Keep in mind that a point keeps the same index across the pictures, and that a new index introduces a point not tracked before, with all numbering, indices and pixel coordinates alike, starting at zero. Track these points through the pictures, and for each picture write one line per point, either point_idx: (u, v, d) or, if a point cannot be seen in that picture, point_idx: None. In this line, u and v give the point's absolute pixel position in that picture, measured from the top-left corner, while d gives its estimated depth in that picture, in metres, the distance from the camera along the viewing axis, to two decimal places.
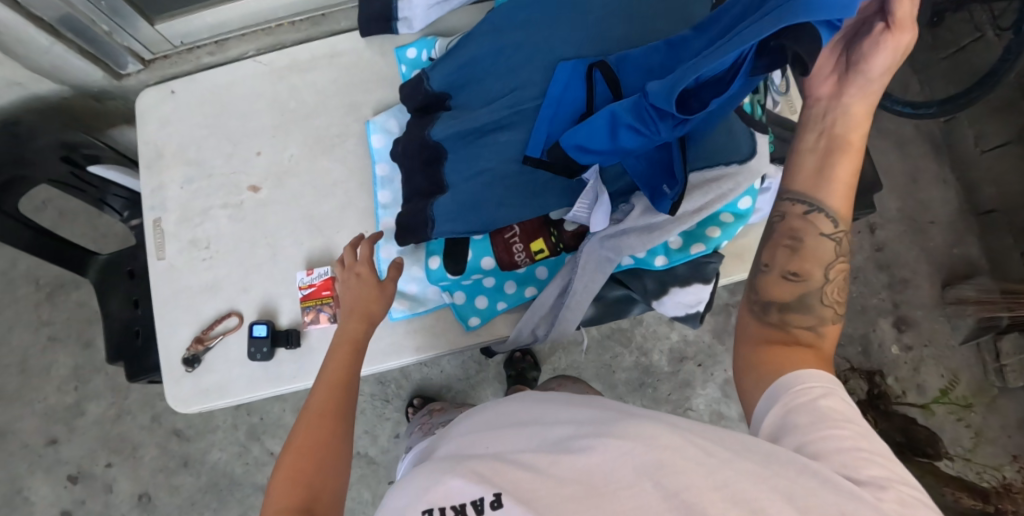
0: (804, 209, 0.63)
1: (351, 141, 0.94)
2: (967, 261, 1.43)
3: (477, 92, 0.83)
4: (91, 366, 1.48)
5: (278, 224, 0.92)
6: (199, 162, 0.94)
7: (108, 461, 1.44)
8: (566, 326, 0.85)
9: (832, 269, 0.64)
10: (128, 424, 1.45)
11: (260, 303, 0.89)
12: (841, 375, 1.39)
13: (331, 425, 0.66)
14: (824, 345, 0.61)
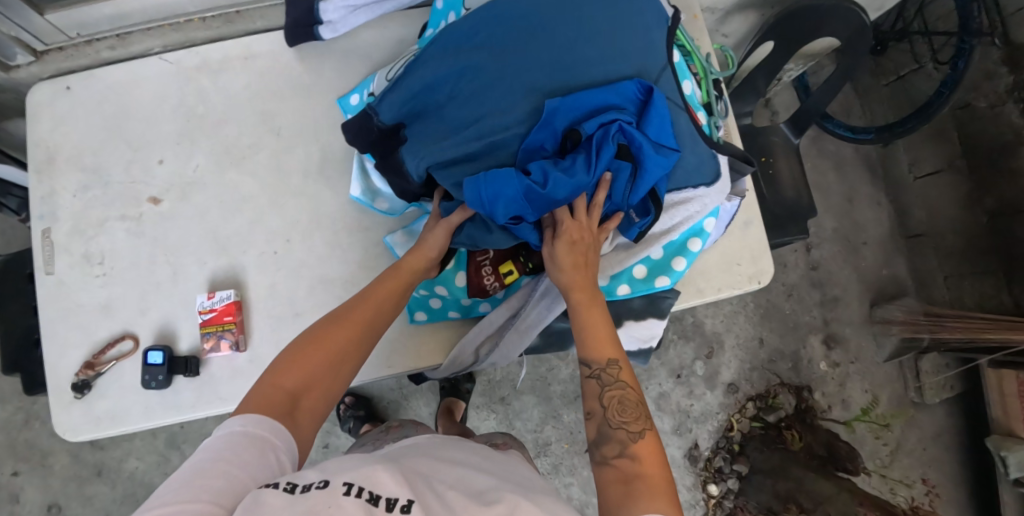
0: (586, 373, 0.68)
1: (264, 153, 0.87)
2: (897, 282, 1.48)
3: (438, 117, 0.75)
4: None
5: (181, 241, 0.84)
6: (95, 168, 0.86)
7: (13, 470, 1.36)
8: (507, 352, 0.84)
9: (607, 397, 0.67)
10: (37, 431, 1.37)
11: (157, 326, 0.82)
12: (772, 390, 1.41)
13: (351, 340, 0.66)
14: (645, 472, 0.62)
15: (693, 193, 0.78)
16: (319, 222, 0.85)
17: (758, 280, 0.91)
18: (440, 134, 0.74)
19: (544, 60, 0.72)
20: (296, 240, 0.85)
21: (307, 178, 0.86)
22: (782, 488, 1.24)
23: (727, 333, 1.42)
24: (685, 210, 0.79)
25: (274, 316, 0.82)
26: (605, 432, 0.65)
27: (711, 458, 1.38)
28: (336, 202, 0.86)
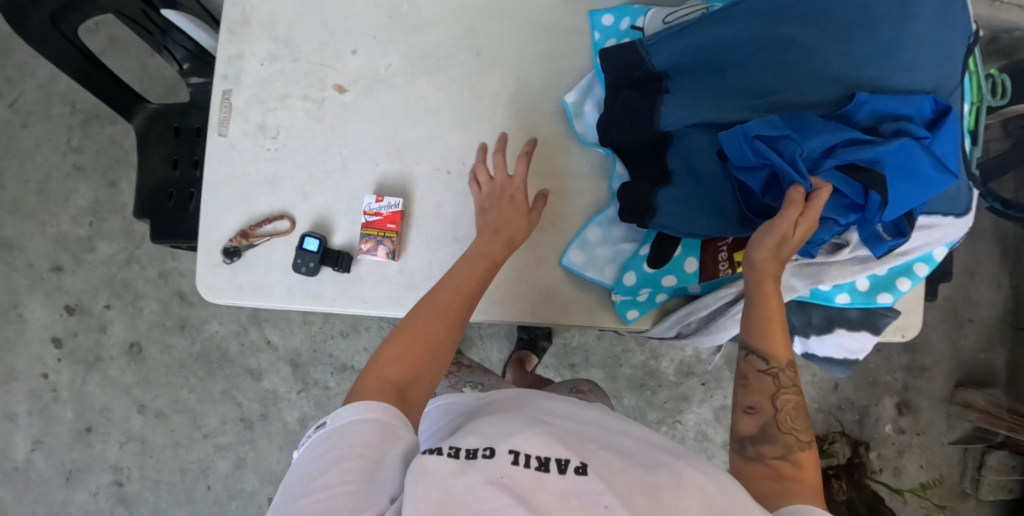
0: (763, 366, 0.62)
1: (458, 69, 0.79)
2: (987, 368, 1.42)
3: (717, 81, 0.67)
4: (110, 205, 1.46)
5: (355, 135, 0.79)
6: (287, 42, 0.81)
7: (107, 303, 1.45)
8: (722, 336, 0.76)
9: (781, 398, 0.62)
10: (135, 273, 1.45)
11: (316, 213, 0.78)
12: (829, 435, 1.37)
13: (444, 331, 0.62)
14: (803, 475, 0.57)
15: (938, 221, 0.70)
16: (499, 153, 0.78)
17: (903, 335, 0.79)
18: (718, 100, 0.66)
19: (864, 51, 0.62)
20: (473, 165, 0.78)
21: (497, 106, 0.78)
22: None
23: (804, 367, 1.39)
24: (923, 236, 0.71)
25: (430, 233, 0.77)
26: (770, 432, 0.60)
27: None
28: (519, 137, 0.78)
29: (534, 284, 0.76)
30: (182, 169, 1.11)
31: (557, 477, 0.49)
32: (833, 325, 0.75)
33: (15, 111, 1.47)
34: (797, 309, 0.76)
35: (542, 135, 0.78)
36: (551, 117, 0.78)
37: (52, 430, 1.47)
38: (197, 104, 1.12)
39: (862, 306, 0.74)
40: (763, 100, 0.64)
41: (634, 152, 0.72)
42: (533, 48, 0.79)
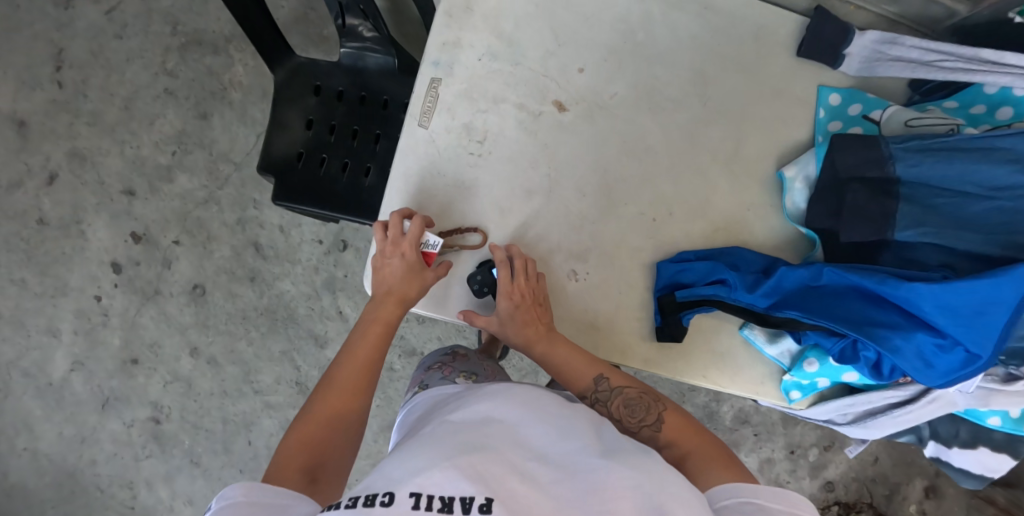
0: (591, 400, 0.71)
1: (682, 114, 0.78)
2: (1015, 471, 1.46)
3: (956, 205, 0.68)
4: (196, 139, 1.39)
5: (567, 158, 0.76)
6: (509, 41, 0.76)
7: (176, 239, 1.40)
8: (878, 430, 0.79)
9: (615, 408, 0.70)
10: (211, 213, 1.39)
11: (510, 232, 0.75)
12: (858, 504, 1.44)
13: (355, 400, 0.66)
14: (682, 451, 0.65)
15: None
16: (704, 210, 0.78)
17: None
18: (952, 221, 0.67)
19: None
20: (678, 216, 0.77)
21: (714, 163, 0.78)
22: None
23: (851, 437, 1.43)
24: None
25: (622, 277, 0.76)
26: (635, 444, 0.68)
27: None
28: (728, 198, 0.78)
29: (710, 346, 0.78)
30: (316, 131, 1.03)
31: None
32: (976, 440, 0.79)
33: (111, 19, 1.42)
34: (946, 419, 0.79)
35: (750, 202, 0.78)
36: (758, 184, 0.79)
37: (95, 354, 1.42)
38: (342, 67, 1.05)
39: (1008, 431, 0.77)
40: (1004, 239, 0.66)
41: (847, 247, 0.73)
42: (755, 107, 0.80)
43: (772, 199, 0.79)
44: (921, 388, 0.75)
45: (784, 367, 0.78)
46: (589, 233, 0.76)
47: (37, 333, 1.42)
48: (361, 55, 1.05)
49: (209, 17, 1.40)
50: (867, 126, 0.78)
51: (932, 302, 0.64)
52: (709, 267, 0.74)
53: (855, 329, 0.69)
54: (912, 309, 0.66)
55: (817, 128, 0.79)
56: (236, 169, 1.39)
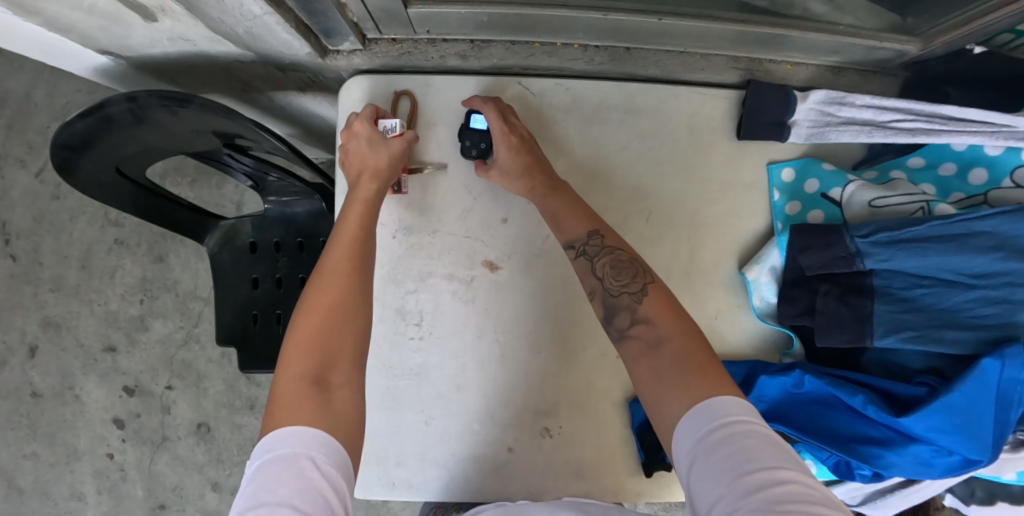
0: (576, 252, 0.65)
1: (626, 239, 0.72)
2: None
3: (939, 297, 0.63)
4: (160, 283, 1.36)
5: (513, 317, 0.72)
6: (421, 208, 0.73)
7: (169, 384, 1.39)
8: (891, 507, 0.76)
9: (599, 267, 0.63)
10: (195, 352, 1.38)
11: (473, 408, 0.72)
12: None
13: (338, 287, 0.60)
14: (668, 332, 0.57)
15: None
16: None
17: None
18: (937, 318, 0.62)
19: None
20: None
21: (671, 279, 0.73)
22: None
23: None
24: None
25: (597, 426, 0.72)
26: (610, 304, 0.62)
27: None
28: (693, 314, 0.73)
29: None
30: (263, 288, 1.01)
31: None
32: (993, 495, 0.76)
33: (42, 181, 1.37)
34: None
35: (716, 311, 0.73)
36: (722, 289, 0.73)
37: (122, 508, 1.42)
38: (271, 216, 1.01)
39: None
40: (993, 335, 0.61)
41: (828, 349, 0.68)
42: (705, 207, 0.73)
43: (740, 301, 0.73)
44: None
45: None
46: (553, 387, 0.72)
47: (62, 500, 1.41)
48: (285, 204, 0.99)
49: None
50: (828, 208, 0.71)
51: (920, 424, 0.61)
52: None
53: (842, 448, 0.65)
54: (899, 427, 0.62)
55: (774, 213, 0.73)
56: (206, 303, 1.36)
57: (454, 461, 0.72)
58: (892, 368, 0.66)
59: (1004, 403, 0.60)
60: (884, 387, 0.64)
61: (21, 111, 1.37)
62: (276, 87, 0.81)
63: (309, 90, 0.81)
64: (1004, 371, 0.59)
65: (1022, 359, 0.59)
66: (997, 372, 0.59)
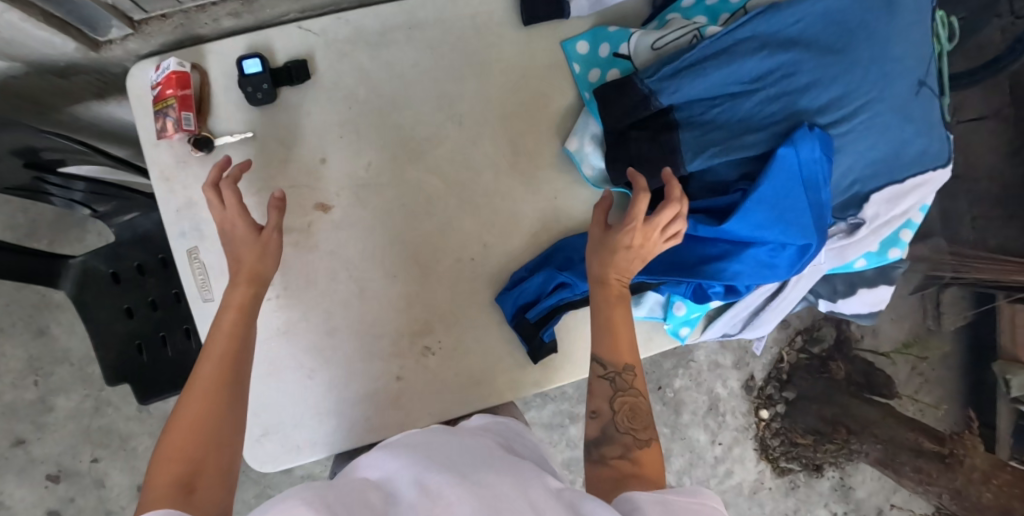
0: (603, 373, 0.65)
1: (446, 144, 0.75)
2: (930, 225, 1.57)
3: (732, 109, 0.67)
4: (50, 358, 1.30)
5: (362, 251, 0.73)
6: (242, 171, 0.71)
7: (94, 456, 1.33)
8: (769, 325, 0.80)
9: (618, 401, 0.64)
10: (110, 416, 1.32)
11: (349, 347, 0.73)
12: (817, 324, 1.56)
13: (216, 400, 0.56)
14: (643, 472, 0.59)
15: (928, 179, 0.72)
16: (516, 222, 0.76)
17: None
18: (735, 129, 0.67)
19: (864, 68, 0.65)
20: (494, 243, 0.75)
21: (500, 173, 0.76)
22: (829, 414, 1.45)
23: None
24: (915, 194, 0.73)
25: (474, 326, 0.74)
26: (609, 433, 0.62)
27: (763, 387, 1.56)
28: (531, 200, 0.76)
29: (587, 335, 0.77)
30: (139, 315, 0.98)
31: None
32: (852, 286, 0.79)
33: None
34: (821, 281, 0.81)
35: (554, 191, 0.76)
36: (552, 168, 0.76)
37: None
38: (125, 241, 0.97)
39: (876, 265, 0.78)
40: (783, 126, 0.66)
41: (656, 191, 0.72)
42: (514, 97, 0.76)
43: (573, 175, 0.77)
44: None
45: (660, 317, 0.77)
46: (422, 307, 0.74)
47: None
48: (130, 222, 0.97)
49: None
50: (623, 65, 0.75)
51: (742, 225, 0.66)
52: (549, 277, 0.72)
53: (689, 272, 0.70)
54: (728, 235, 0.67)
55: (580, 84, 0.76)
56: None
57: (346, 404, 0.73)
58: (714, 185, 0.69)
59: (811, 184, 0.65)
60: (710, 204, 0.68)
61: None
62: (73, 99, 0.81)
63: (108, 96, 0.81)
64: (805, 154, 0.63)
65: (815, 136, 0.63)
66: (797, 157, 0.63)
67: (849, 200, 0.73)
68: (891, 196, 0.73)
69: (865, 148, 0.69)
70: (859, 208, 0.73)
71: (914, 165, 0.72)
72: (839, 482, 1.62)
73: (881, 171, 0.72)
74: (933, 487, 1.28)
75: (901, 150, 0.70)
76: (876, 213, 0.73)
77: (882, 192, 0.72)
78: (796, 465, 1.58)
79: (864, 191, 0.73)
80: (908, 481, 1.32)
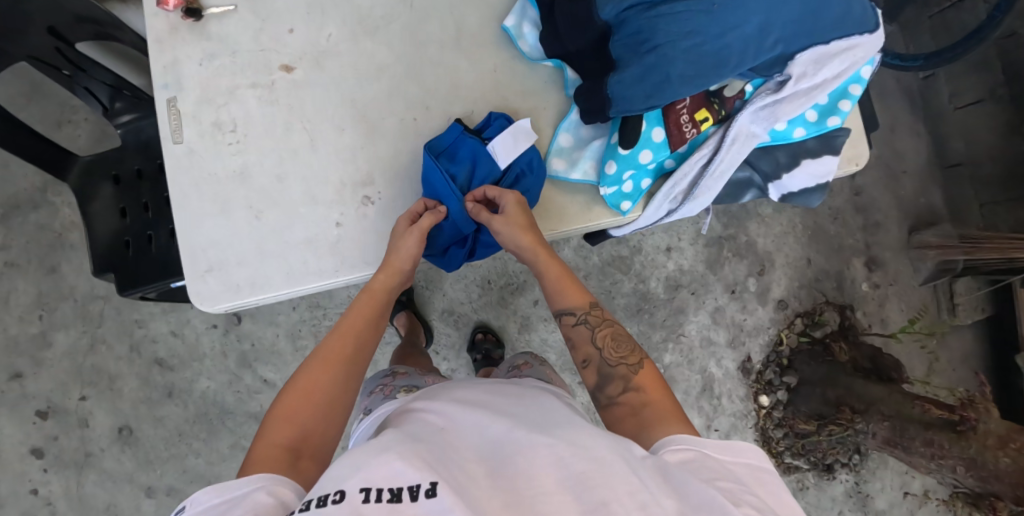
0: (574, 319, 0.80)
1: (397, 25, 0.87)
2: (931, 210, 1.49)
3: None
4: (56, 294, 1.38)
5: (316, 109, 0.84)
6: (222, 38, 0.85)
7: (82, 394, 1.36)
8: (706, 197, 0.86)
9: (599, 336, 0.78)
10: (103, 354, 1.37)
11: (295, 192, 0.83)
12: (818, 307, 1.47)
13: (336, 382, 0.68)
14: (652, 397, 0.71)
15: (856, 42, 0.78)
16: (458, 90, 0.87)
17: (858, 163, 0.91)
18: None
19: None
20: (435, 108, 0.86)
21: (445, 48, 0.87)
22: (834, 395, 1.34)
23: (777, 253, 1.46)
24: (849, 58, 0.79)
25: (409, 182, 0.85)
26: (607, 372, 0.75)
27: (762, 371, 1.47)
28: (472, 71, 0.88)
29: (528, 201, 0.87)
30: (132, 215, 1.08)
31: (410, 505, 0.51)
32: (795, 158, 0.86)
33: None
34: (763, 155, 0.87)
35: (492, 66, 0.88)
36: (493, 47, 0.88)
37: None
38: (130, 147, 1.10)
39: (817, 134, 0.84)
40: None
41: (581, 51, 0.82)
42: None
43: (512, 53, 0.89)
44: (717, 137, 0.83)
45: (596, 183, 0.87)
46: (365, 158, 0.84)
47: None
48: (138, 126, 1.10)
49: (14, 178, 1.38)
50: None
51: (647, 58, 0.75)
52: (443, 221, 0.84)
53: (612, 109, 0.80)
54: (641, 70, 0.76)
55: None
56: (105, 301, 1.38)
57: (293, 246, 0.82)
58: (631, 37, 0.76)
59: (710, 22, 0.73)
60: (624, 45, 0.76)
61: None
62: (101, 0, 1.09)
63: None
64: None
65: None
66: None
67: (776, 59, 0.79)
68: (818, 57, 0.79)
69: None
70: (785, 66, 0.79)
71: (836, 27, 0.77)
72: (853, 487, 1.47)
73: (803, 30, 0.76)
74: (945, 461, 1.13)
75: (820, 6, 0.76)
76: (807, 71, 0.79)
77: (809, 52, 0.78)
78: (804, 461, 1.46)
79: (790, 52, 0.78)
80: (920, 459, 1.18)
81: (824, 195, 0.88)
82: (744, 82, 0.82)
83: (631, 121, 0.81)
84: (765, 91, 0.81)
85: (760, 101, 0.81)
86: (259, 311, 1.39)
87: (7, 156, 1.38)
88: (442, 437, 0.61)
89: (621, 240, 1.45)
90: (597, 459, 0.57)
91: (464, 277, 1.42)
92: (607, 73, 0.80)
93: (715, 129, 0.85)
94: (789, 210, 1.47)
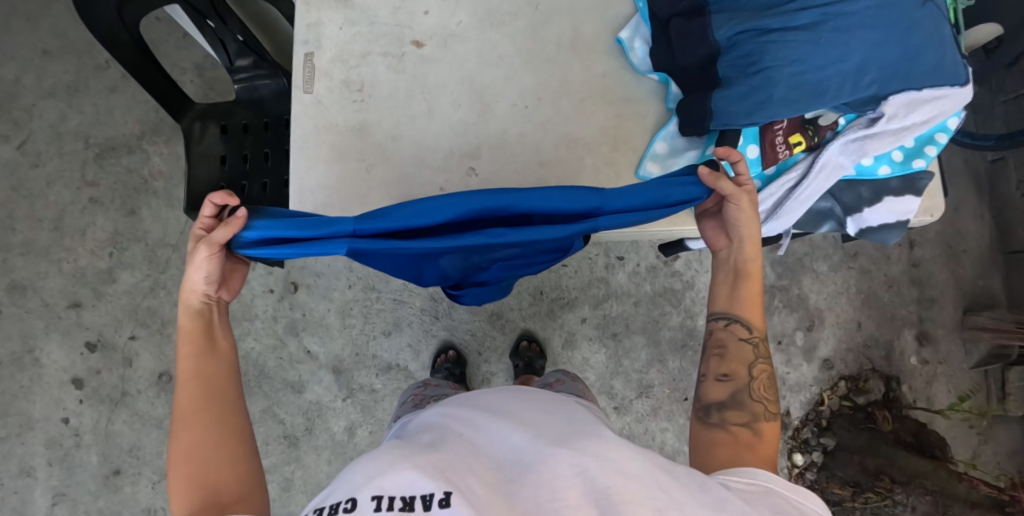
0: (725, 322, 0.76)
1: (521, 22, 0.95)
2: (989, 295, 1.48)
3: None
4: (130, 235, 1.43)
5: (437, 82, 0.93)
6: (363, 9, 0.94)
7: (132, 334, 1.40)
8: (791, 217, 0.88)
9: (755, 366, 0.75)
10: (160, 299, 1.41)
11: (409, 153, 0.92)
12: (863, 373, 1.45)
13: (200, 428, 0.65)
14: (761, 448, 0.70)
15: (946, 93, 0.78)
16: (567, 87, 0.93)
17: (933, 214, 0.92)
18: (759, 9, 0.80)
19: None
20: (546, 98, 0.93)
21: (560, 48, 0.94)
22: (872, 464, 1.33)
23: (828, 311, 1.47)
24: (939, 107, 0.80)
25: (509, 161, 0.92)
26: (743, 399, 0.73)
27: (800, 428, 1.43)
28: (583, 72, 0.94)
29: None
30: (230, 164, 1.17)
31: (422, 513, 0.52)
32: (878, 193, 0.88)
33: (23, 152, 1.44)
34: (846, 188, 0.90)
35: (602, 71, 0.94)
36: (602, 52, 0.94)
37: (75, 479, 1.34)
38: (243, 102, 1.19)
39: (901, 175, 0.87)
40: (793, 4, 0.78)
41: (688, 66, 0.85)
42: None
43: (620, 62, 0.94)
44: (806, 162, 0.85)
45: None
46: (474, 133, 0.92)
47: (11, 478, 1.34)
48: (253, 85, 1.19)
49: (117, 123, 1.45)
50: None
51: (747, 80, 0.80)
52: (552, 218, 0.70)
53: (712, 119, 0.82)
54: (742, 91, 0.80)
55: None
56: (174, 250, 1.43)
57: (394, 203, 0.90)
58: (737, 64, 0.81)
59: (808, 54, 0.77)
60: (726, 69, 0.82)
61: (8, 92, 1.45)
62: None
63: None
64: (806, 28, 0.77)
65: (814, 12, 0.77)
66: (793, 25, 0.77)
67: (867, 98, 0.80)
68: (911, 101, 0.79)
69: (874, 39, 0.76)
70: (878, 105, 0.79)
71: (931, 75, 0.77)
72: None
73: (899, 73, 0.77)
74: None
75: (916, 53, 0.76)
76: (892, 114, 0.80)
77: (902, 96, 0.78)
78: None
79: (883, 93, 0.78)
80: None
81: (902, 233, 0.90)
82: (838, 114, 0.83)
83: (729, 135, 0.83)
84: (856, 124, 0.83)
85: (851, 134, 0.82)
86: (316, 283, 1.43)
87: (115, 103, 1.46)
88: (454, 449, 0.61)
89: (674, 273, 1.46)
90: (622, 474, 0.55)
91: (519, 284, 1.44)
92: (711, 90, 0.82)
93: (804, 154, 0.87)
94: (845, 270, 1.48)
